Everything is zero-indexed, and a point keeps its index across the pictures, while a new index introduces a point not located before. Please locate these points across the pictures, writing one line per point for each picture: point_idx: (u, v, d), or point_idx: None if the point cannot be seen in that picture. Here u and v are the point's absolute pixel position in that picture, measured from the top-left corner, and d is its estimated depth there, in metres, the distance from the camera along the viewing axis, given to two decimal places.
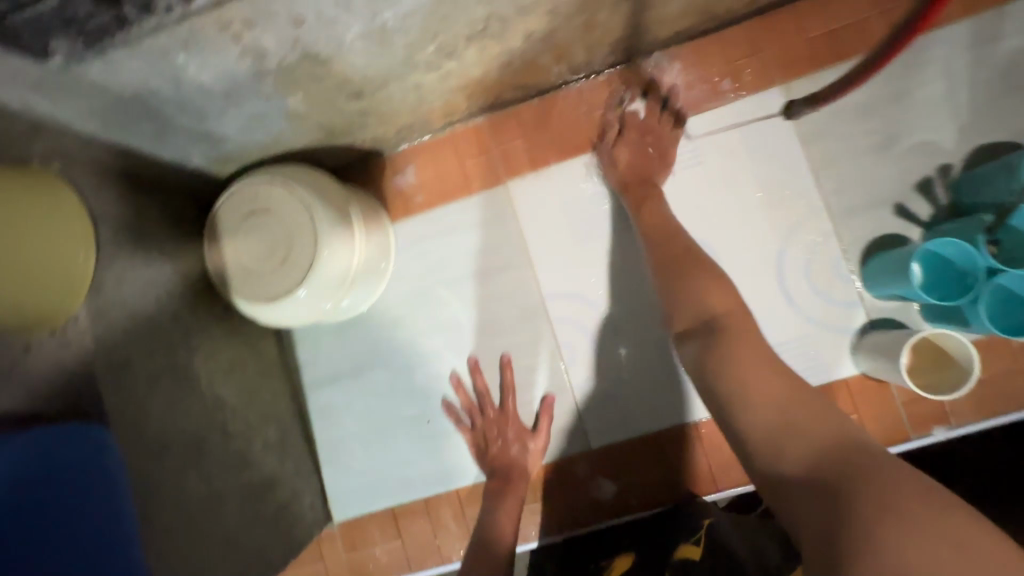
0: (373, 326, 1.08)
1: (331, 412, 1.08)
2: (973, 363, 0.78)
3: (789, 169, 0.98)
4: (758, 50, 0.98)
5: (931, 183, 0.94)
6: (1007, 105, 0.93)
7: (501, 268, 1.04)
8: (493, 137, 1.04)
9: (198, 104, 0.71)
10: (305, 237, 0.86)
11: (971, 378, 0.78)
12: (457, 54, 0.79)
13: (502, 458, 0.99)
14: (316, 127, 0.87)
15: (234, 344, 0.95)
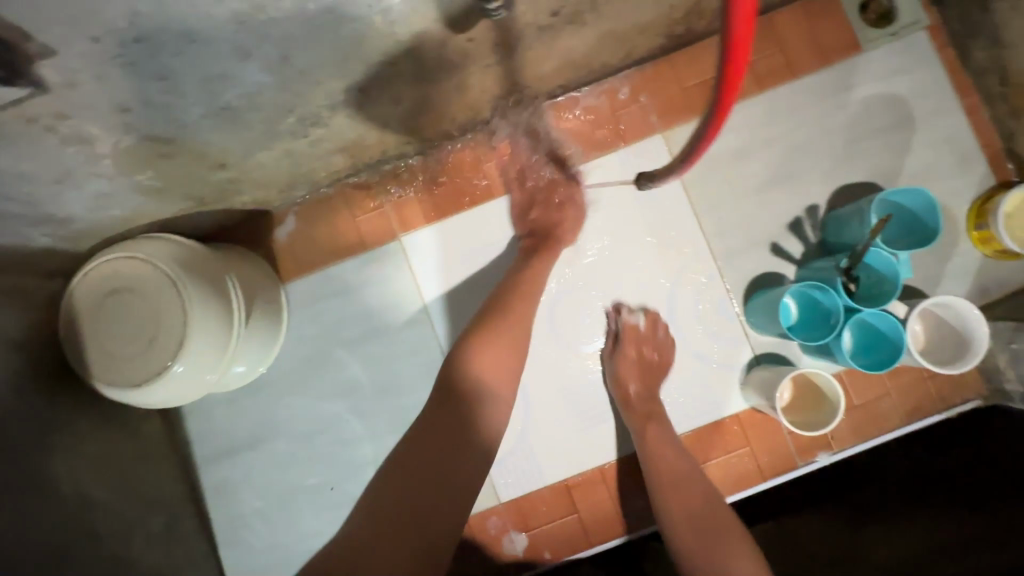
0: (268, 393, 1.02)
1: (228, 488, 1.01)
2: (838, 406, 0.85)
3: (675, 213, 1.01)
4: (640, 99, 1.01)
5: (802, 222, 1.00)
6: (864, 147, 1.00)
7: (402, 324, 1.02)
8: (384, 191, 1.02)
9: (26, 192, 0.64)
10: (174, 311, 0.81)
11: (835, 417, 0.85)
12: (324, 121, 0.76)
13: None
14: (181, 198, 0.82)
15: (105, 432, 0.87)
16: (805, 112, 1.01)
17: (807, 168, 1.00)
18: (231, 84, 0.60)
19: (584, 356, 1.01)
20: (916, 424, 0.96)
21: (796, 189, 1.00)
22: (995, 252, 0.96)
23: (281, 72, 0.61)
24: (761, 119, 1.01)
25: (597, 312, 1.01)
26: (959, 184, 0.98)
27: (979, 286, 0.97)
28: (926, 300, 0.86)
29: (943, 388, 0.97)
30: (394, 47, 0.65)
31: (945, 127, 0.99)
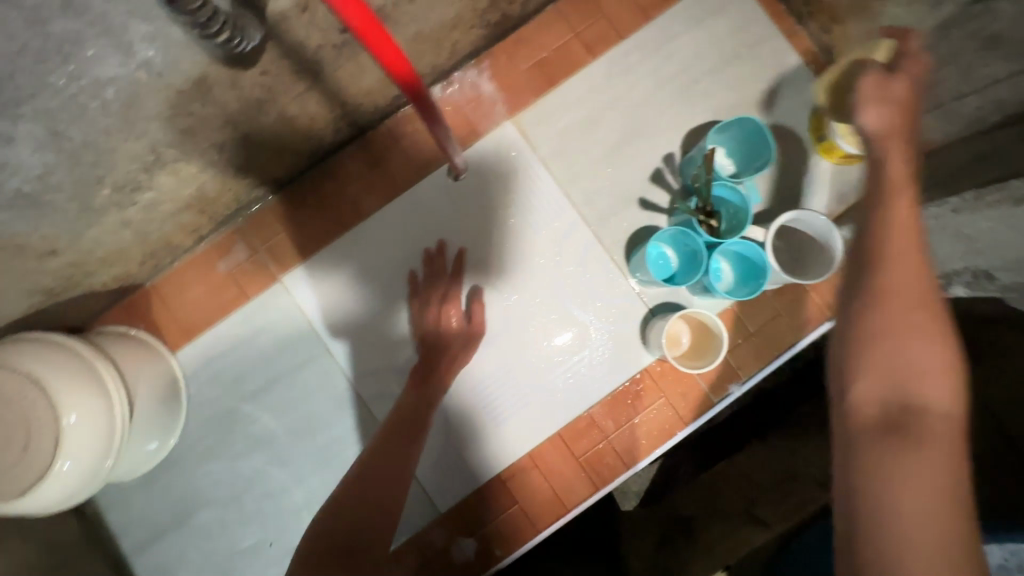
0: (183, 464, 1.00)
1: (164, 571, 0.98)
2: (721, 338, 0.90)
3: (541, 191, 1.03)
4: (482, 90, 1.03)
5: (662, 172, 1.03)
6: (701, 88, 1.04)
7: (304, 364, 1.01)
8: (254, 235, 1.01)
9: None
10: (44, 407, 0.79)
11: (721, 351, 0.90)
12: (148, 184, 0.76)
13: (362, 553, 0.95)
14: (24, 293, 0.79)
15: (6, 547, 0.83)
16: (639, 68, 1.04)
17: (655, 122, 1.04)
18: (8, 171, 0.58)
19: (490, 351, 1.01)
20: (812, 336, 1.00)
21: (649, 143, 1.03)
22: (840, 159, 1.00)
23: (60, 148, 0.60)
24: (600, 84, 1.04)
25: (490, 305, 1.01)
26: (795, 103, 1.03)
27: (836, 193, 1.02)
28: (778, 220, 0.90)
29: (829, 298, 1.01)
30: (178, 97, 0.65)
31: (770, 54, 1.04)
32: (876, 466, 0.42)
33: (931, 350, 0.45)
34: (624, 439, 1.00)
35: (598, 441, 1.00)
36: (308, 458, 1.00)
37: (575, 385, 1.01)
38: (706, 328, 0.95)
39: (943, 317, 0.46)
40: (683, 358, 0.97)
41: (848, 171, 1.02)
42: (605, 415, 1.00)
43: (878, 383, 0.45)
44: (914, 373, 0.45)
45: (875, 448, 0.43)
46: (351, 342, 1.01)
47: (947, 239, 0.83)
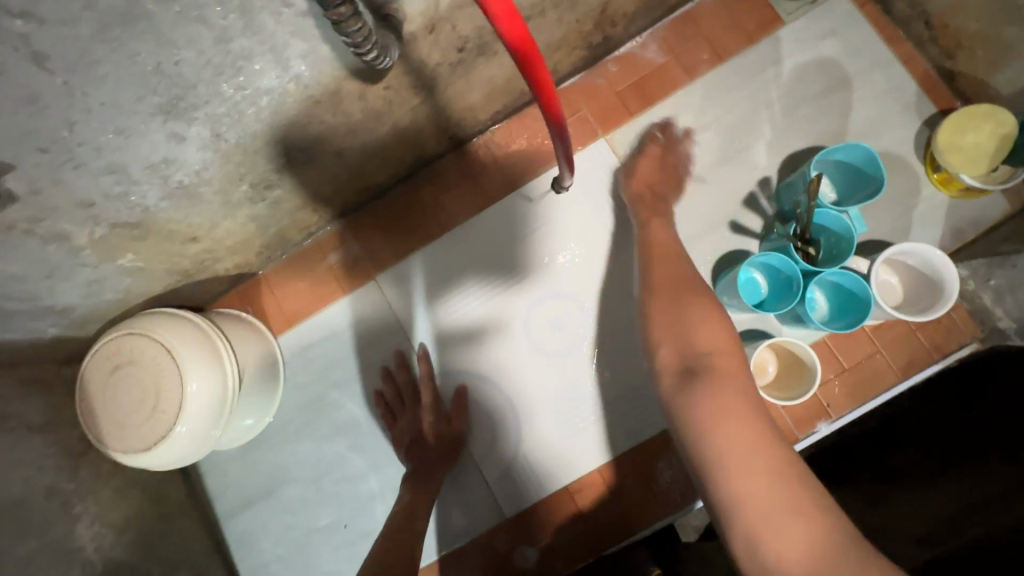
0: (276, 440, 1.08)
1: (250, 537, 1.06)
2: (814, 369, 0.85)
3: (629, 209, 1.04)
4: (577, 108, 1.06)
5: (756, 196, 1.01)
6: (804, 113, 1.01)
7: (389, 359, 1.07)
8: (355, 235, 1.09)
9: (22, 289, 0.73)
10: (171, 375, 0.89)
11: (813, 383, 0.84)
12: (277, 183, 0.84)
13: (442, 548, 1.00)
14: (165, 273, 0.90)
15: (125, 497, 0.94)
16: (739, 91, 1.03)
17: (752, 145, 1.02)
18: (176, 166, 0.67)
19: (568, 363, 1.02)
20: (915, 378, 0.93)
21: (745, 167, 1.01)
22: (961, 192, 0.94)
23: (218, 147, 0.69)
24: (697, 106, 1.04)
25: (571, 317, 1.03)
26: (909, 131, 0.98)
27: (952, 228, 0.95)
28: (886, 250, 0.85)
29: (936, 339, 0.94)
30: (317, 107, 0.72)
31: (885, 79, 0.99)
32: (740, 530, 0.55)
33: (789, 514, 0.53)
34: None
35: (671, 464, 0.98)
36: (385, 448, 1.05)
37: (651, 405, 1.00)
38: (796, 358, 0.90)
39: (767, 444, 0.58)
40: (768, 388, 0.92)
41: (967, 206, 0.95)
42: None
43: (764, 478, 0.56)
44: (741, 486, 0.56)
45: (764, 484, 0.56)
46: (434, 343, 1.06)
47: None
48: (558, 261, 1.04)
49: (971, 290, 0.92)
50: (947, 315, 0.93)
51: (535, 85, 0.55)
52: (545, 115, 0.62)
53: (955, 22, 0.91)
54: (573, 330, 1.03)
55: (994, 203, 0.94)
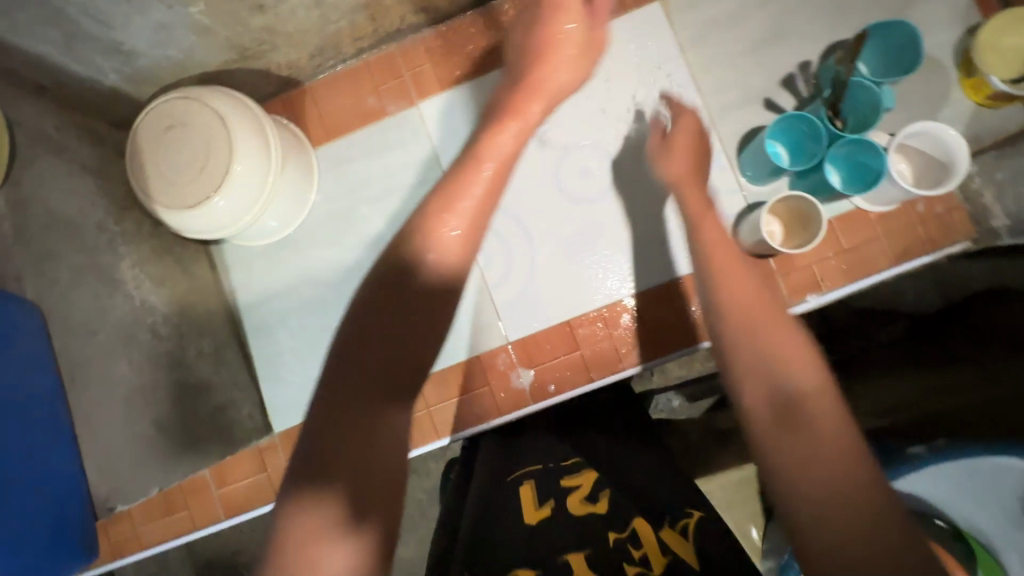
0: (302, 245, 1.14)
1: (267, 329, 1.13)
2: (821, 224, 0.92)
3: (673, 73, 1.07)
4: None
5: (794, 78, 1.05)
6: (855, 6, 1.04)
7: (419, 183, 1.12)
8: (403, 62, 1.12)
9: (101, 8, 0.77)
10: (219, 146, 0.93)
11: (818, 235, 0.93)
12: None
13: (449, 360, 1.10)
14: (226, 44, 0.93)
15: (161, 258, 1.00)
16: None
17: (799, 28, 1.05)
18: None
19: (587, 210, 1.08)
20: (904, 266, 1.01)
21: (789, 48, 1.05)
22: (986, 99, 0.99)
23: None
24: None
25: (599, 168, 1.08)
26: (950, 36, 1.02)
27: (970, 133, 1.00)
28: (904, 131, 0.91)
29: (933, 233, 1.00)
30: None
31: None
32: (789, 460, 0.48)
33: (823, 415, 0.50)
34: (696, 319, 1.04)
35: (666, 315, 1.05)
36: None
37: (657, 260, 1.07)
38: (802, 218, 0.98)
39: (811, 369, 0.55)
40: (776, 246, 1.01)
41: (989, 115, 1.00)
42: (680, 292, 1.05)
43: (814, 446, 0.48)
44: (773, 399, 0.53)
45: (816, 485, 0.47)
46: None
47: None
48: (592, 114, 1.09)
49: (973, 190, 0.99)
50: (949, 212, 1.00)
51: None
52: None
53: None
54: (598, 180, 1.08)
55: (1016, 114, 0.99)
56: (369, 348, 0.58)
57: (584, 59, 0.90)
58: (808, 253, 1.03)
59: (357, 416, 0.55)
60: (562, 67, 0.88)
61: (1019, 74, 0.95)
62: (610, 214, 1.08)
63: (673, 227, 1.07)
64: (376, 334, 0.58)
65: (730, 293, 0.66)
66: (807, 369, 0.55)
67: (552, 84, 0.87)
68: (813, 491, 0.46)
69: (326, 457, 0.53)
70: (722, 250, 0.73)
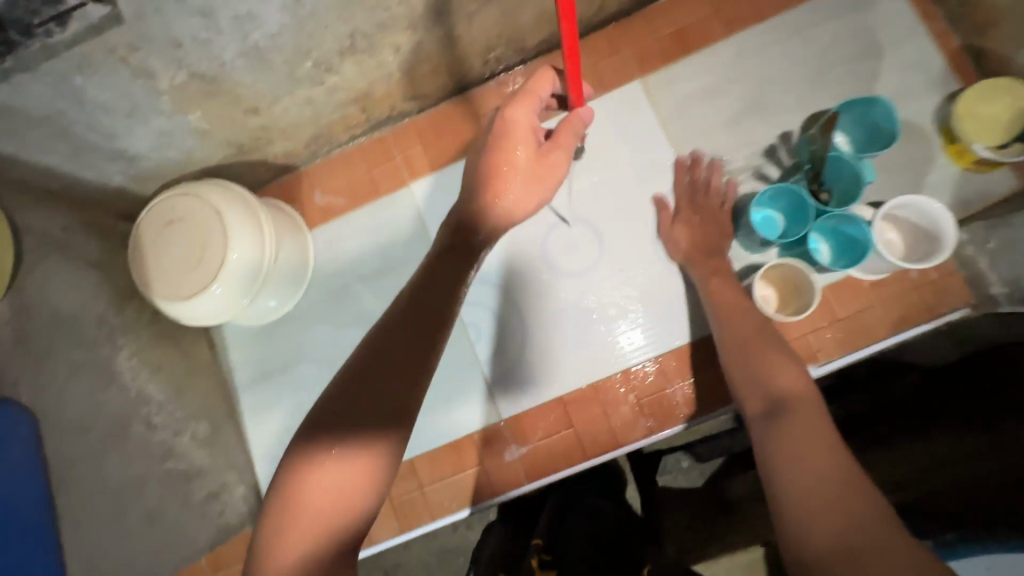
0: (297, 322, 1.17)
1: (262, 407, 1.15)
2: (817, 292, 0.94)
3: (656, 148, 1.10)
4: (617, 50, 1.12)
5: (776, 148, 1.06)
6: (834, 76, 1.06)
7: (412, 260, 1.15)
8: (395, 144, 1.16)
9: (105, 122, 0.82)
10: (217, 237, 0.97)
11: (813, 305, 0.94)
12: (336, 69, 0.92)
13: (443, 436, 1.09)
14: (224, 142, 0.98)
15: (160, 344, 1.03)
16: (776, 49, 1.08)
17: (779, 101, 1.07)
18: (257, 23, 0.76)
19: (576, 282, 1.09)
20: (903, 334, 0.98)
21: (769, 120, 1.07)
22: (973, 164, 0.98)
23: (294, 12, 0.76)
24: (730, 59, 1.09)
25: (585, 240, 1.10)
26: (930, 103, 1.02)
27: (959, 198, 0.99)
28: (890, 202, 0.91)
29: (930, 300, 0.98)
30: None
31: (914, 53, 1.04)
32: (801, 511, 0.58)
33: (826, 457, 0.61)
34: (693, 392, 1.03)
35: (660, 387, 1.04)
36: None
37: (649, 332, 1.06)
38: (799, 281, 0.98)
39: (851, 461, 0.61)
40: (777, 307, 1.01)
41: (979, 180, 0.99)
42: (673, 363, 1.04)
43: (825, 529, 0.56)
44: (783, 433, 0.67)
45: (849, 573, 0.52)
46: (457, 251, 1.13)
47: None
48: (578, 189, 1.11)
49: (967, 255, 0.97)
50: (944, 278, 0.98)
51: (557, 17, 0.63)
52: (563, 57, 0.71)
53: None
54: (587, 253, 1.09)
55: (1004, 178, 0.98)
56: (371, 383, 0.64)
57: (540, 183, 0.86)
58: (801, 323, 1.01)
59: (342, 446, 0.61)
60: (513, 191, 0.84)
61: (1002, 140, 0.95)
62: (598, 287, 1.08)
63: (663, 298, 1.06)
64: (376, 374, 0.65)
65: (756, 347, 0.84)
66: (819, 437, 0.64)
67: (501, 210, 0.85)
68: (811, 535, 0.56)
69: (345, 408, 0.63)
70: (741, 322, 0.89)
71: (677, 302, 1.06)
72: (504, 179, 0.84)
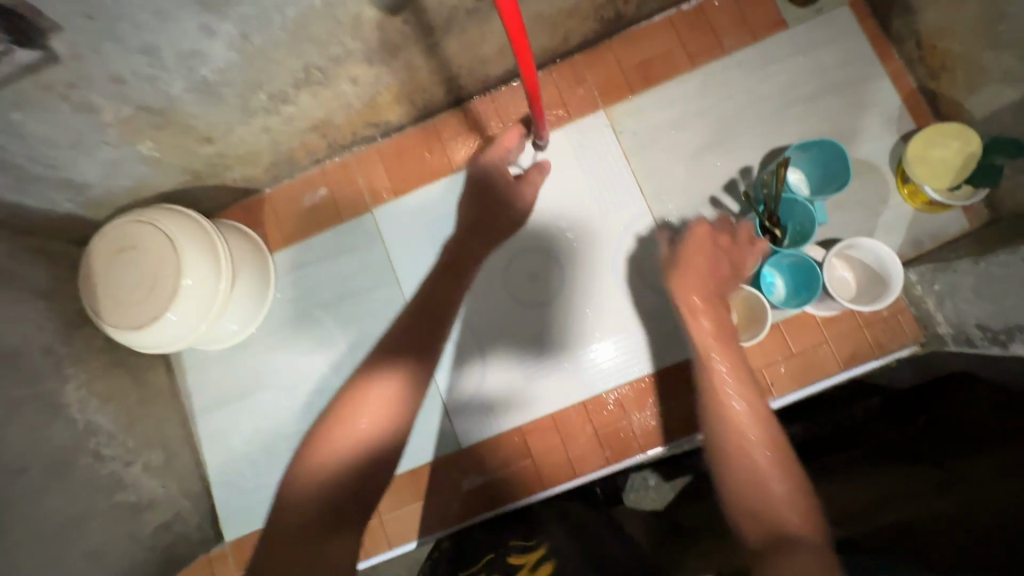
0: (257, 348, 1.16)
1: (221, 434, 1.14)
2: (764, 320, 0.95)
3: (619, 179, 1.10)
4: (582, 80, 1.12)
5: (736, 182, 1.08)
6: (794, 112, 1.07)
7: (373, 287, 1.14)
8: (359, 169, 1.16)
9: (48, 154, 0.80)
10: (169, 265, 0.96)
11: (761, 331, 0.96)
12: (292, 99, 0.91)
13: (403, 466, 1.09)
14: (179, 169, 0.97)
15: (111, 373, 1.01)
16: (738, 84, 1.10)
17: (740, 136, 1.08)
18: (203, 59, 0.74)
19: (537, 312, 1.09)
20: (854, 370, 1.00)
21: (730, 155, 1.08)
22: (925, 205, 1.01)
23: (243, 48, 0.75)
24: (694, 93, 1.10)
25: (546, 270, 1.10)
26: (886, 143, 1.04)
27: (911, 238, 1.01)
28: (842, 243, 0.94)
29: (880, 337, 1.00)
30: (335, 26, 0.78)
31: (872, 93, 1.06)
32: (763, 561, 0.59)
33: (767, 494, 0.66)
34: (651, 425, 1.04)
35: (618, 418, 1.05)
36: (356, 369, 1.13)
37: (608, 363, 1.06)
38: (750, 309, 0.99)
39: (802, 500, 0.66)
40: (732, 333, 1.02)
41: (930, 220, 1.01)
42: (629, 395, 1.06)
43: (755, 519, 0.65)
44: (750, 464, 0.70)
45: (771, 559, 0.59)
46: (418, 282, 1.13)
47: (969, 299, 0.88)
48: (541, 218, 1.11)
49: (917, 295, 0.98)
50: (895, 316, 1.00)
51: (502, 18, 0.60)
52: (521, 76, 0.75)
53: (941, 44, 0.96)
54: (548, 283, 1.09)
55: (958, 219, 1.00)
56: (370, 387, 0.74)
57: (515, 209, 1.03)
58: (756, 358, 1.03)
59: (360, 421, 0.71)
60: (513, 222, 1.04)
61: (952, 183, 0.96)
62: (559, 319, 1.09)
63: (623, 330, 1.07)
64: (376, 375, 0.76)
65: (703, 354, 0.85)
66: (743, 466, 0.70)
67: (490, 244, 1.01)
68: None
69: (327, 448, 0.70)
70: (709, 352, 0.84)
71: (636, 335, 1.07)
72: (490, 213, 1.02)
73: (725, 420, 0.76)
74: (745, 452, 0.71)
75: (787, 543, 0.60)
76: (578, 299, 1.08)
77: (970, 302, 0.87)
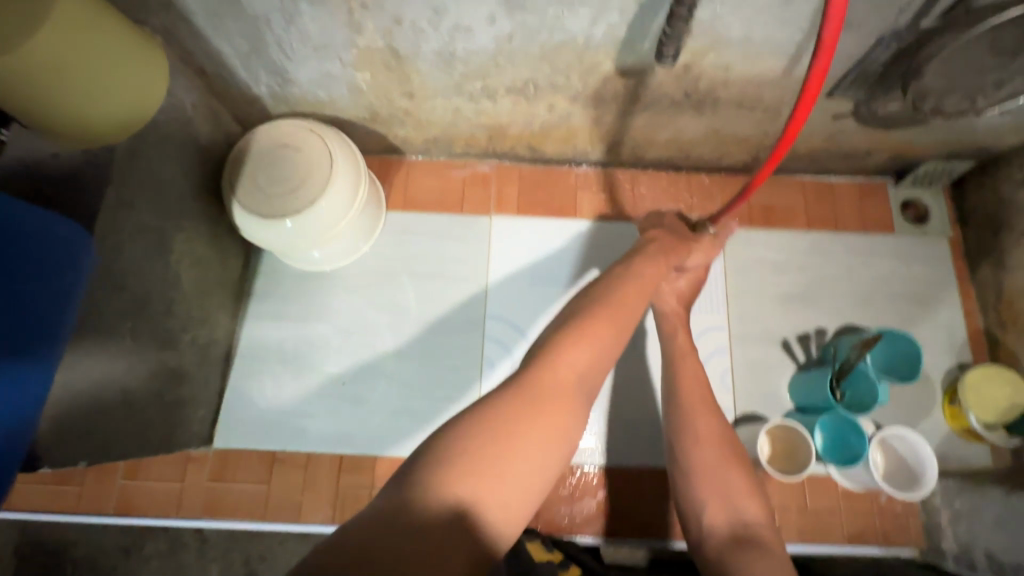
0: (332, 283, 1.19)
1: (260, 344, 1.15)
2: (808, 465, 0.99)
3: (713, 288, 1.21)
4: (714, 192, 1.24)
5: (809, 337, 1.18)
6: (877, 302, 1.20)
7: (462, 280, 1.20)
8: (496, 177, 1.26)
9: (291, 44, 0.89)
10: (316, 181, 1.01)
11: (801, 474, 0.99)
12: (495, 98, 1.02)
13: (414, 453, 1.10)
14: (366, 106, 1.06)
15: (209, 243, 1.04)
16: (838, 258, 1.23)
17: (826, 301, 1.20)
18: (467, 37, 0.85)
19: (597, 369, 1.16)
20: (855, 548, 1.05)
21: (812, 313, 1.19)
22: (961, 428, 1.10)
23: (501, 43, 0.87)
24: (801, 248, 1.23)
25: (620, 337, 1.17)
26: (944, 363, 1.16)
27: (940, 452, 1.10)
28: (890, 428, 1.01)
29: (888, 528, 1.06)
30: (575, 63, 0.90)
31: (945, 317, 1.19)
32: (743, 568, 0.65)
33: (731, 490, 0.76)
34: (656, 515, 1.09)
35: (628, 497, 1.09)
36: (412, 343, 1.16)
37: (641, 444, 1.12)
38: (790, 450, 1.04)
39: (756, 503, 0.75)
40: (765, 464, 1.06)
41: (961, 444, 1.10)
42: (649, 482, 1.10)
43: (720, 507, 0.74)
44: (707, 485, 0.77)
45: (733, 555, 0.68)
46: (502, 295, 1.19)
47: (986, 527, 0.96)
48: None
49: (933, 504, 1.05)
50: (906, 515, 1.06)
51: (807, 71, 0.58)
52: (775, 142, 0.71)
53: (1017, 303, 1.11)
54: (618, 348, 1.17)
55: (983, 453, 1.09)
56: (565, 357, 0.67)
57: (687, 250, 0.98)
58: (774, 497, 1.08)
59: (463, 492, 0.52)
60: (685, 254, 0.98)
61: (993, 420, 1.05)
62: (612, 384, 1.15)
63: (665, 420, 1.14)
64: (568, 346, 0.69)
65: (678, 369, 0.92)
66: (738, 486, 0.76)
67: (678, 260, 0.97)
68: None
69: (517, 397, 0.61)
70: (693, 382, 0.89)
71: None
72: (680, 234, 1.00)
73: (705, 440, 0.81)
74: (731, 471, 0.78)
75: (750, 539, 0.70)
76: (637, 374, 1.16)
77: (988, 529, 0.95)
